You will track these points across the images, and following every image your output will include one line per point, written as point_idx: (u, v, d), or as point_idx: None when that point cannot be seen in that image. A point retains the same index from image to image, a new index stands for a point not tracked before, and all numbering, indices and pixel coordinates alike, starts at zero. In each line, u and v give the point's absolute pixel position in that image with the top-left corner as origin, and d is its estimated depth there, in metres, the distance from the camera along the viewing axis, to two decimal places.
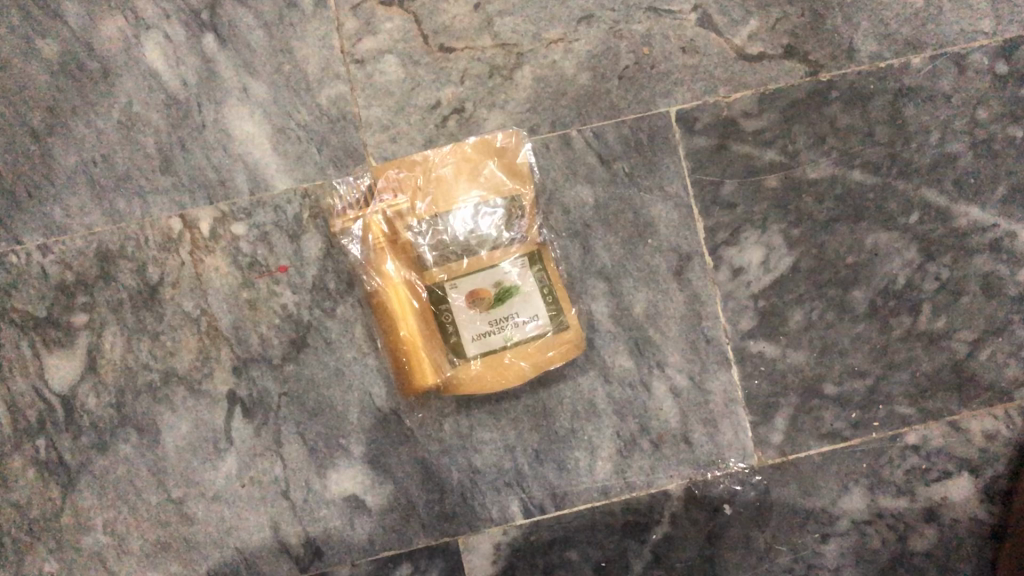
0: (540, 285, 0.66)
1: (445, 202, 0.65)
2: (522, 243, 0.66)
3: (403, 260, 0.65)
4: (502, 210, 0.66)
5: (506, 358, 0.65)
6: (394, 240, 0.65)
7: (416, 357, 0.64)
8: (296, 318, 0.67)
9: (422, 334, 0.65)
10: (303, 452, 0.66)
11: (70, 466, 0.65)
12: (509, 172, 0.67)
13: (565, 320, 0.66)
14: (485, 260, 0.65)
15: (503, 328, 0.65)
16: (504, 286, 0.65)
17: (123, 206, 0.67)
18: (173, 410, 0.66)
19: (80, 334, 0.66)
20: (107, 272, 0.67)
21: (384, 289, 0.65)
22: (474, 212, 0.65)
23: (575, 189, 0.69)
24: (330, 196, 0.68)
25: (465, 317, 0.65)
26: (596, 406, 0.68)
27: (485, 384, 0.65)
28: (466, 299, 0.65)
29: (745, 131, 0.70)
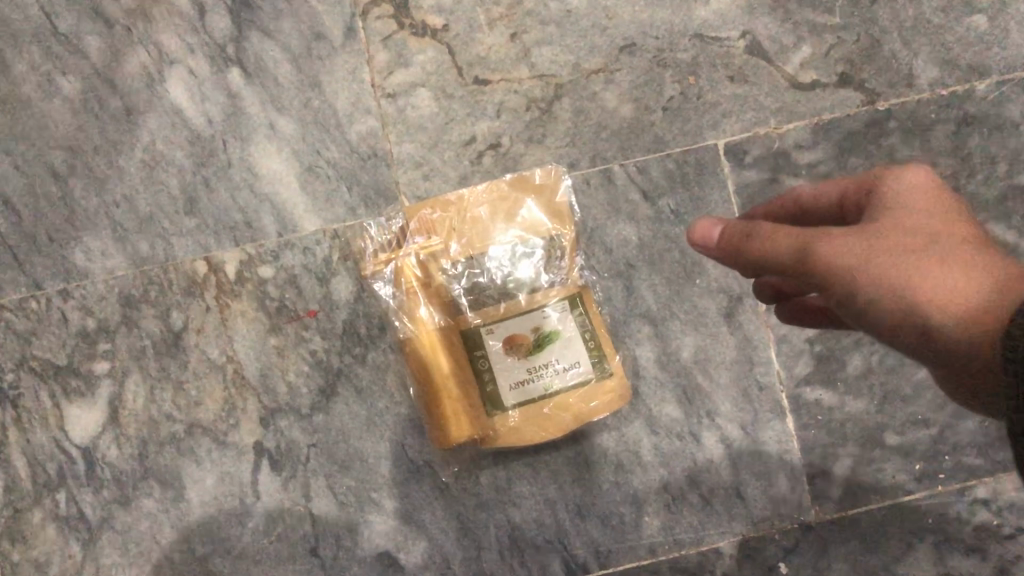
0: (583, 331, 0.62)
1: (480, 244, 0.62)
2: (562, 286, 0.62)
3: (437, 305, 0.61)
4: (541, 251, 0.62)
5: (546, 409, 0.61)
6: (428, 284, 0.61)
7: (449, 408, 0.60)
8: (325, 365, 0.64)
9: (458, 384, 0.60)
10: (333, 506, 0.63)
11: (90, 521, 0.63)
12: (548, 211, 0.63)
13: (610, 368, 0.62)
14: (522, 304, 0.61)
15: (543, 376, 0.61)
16: (543, 332, 0.61)
17: (146, 249, 0.65)
18: (198, 463, 0.63)
19: (102, 383, 0.63)
20: (130, 318, 0.64)
21: (418, 336, 0.61)
22: (512, 253, 0.62)
23: (618, 227, 0.65)
24: (362, 238, 0.64)
25: (501, 365, 0.61)
26: (642, 457, 0.64)
27: (523, 437, 0.61)
28: (504, 346, 0.61)
29: (798, 164, 0.66)
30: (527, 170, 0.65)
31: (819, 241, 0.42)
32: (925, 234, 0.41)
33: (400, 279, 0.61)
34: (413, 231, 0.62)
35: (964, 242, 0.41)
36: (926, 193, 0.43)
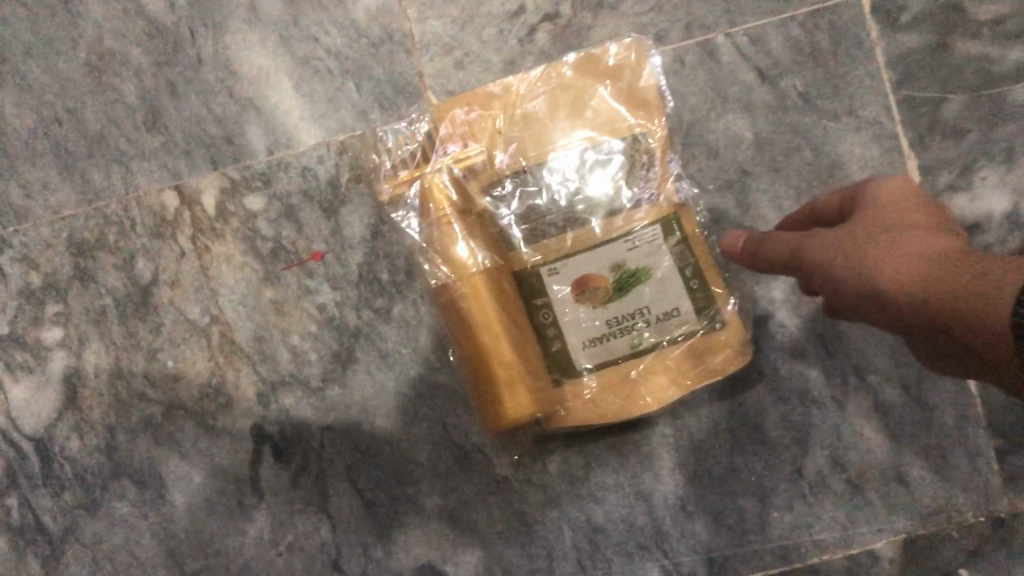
0: (682, 266, 0.45)
1: (535, 151, 0.46)
2: (651, 206, 0.45)
3: (480, 239, 0.44)
4: (620, 158, 0.46)
5: (633, 374, 0.45)
6: (466, 212, 0.45)
7: (500, 380, 0.43)
8: (339, 323, 0.49)
9: (511, 346, 0.43)
10: (357, 507, 0.48)
11: (52, 532, 0.49)
12: (629, 100, 0.46)
13: (721, 317, 0.45)
14: (596, 234, 0.45)
15: (628, 331, 0.45)
16: (626, 270, 0.45)
17: (100, 178, 0.49)
18: (181, 455, 0.49)
19: (54, 356, 0.49)
20: (83, 270, 0.49)
21: (456, 283, 0.43)
22: (581, 163, 0.46)
23: (725, 121, 0.48)
24: (375, 150, 0.48)
25: (570, 317, 0.45)
26: (767, 433, 0.47)
27: (604, 411, 0.45)
28: (573, 291, 0.45)
29: (977, 19, 0.47)
30: (598, 45, 0.47)
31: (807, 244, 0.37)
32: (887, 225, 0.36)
33: (429, 207, 0.44)
34: (446, 138, 0.46)
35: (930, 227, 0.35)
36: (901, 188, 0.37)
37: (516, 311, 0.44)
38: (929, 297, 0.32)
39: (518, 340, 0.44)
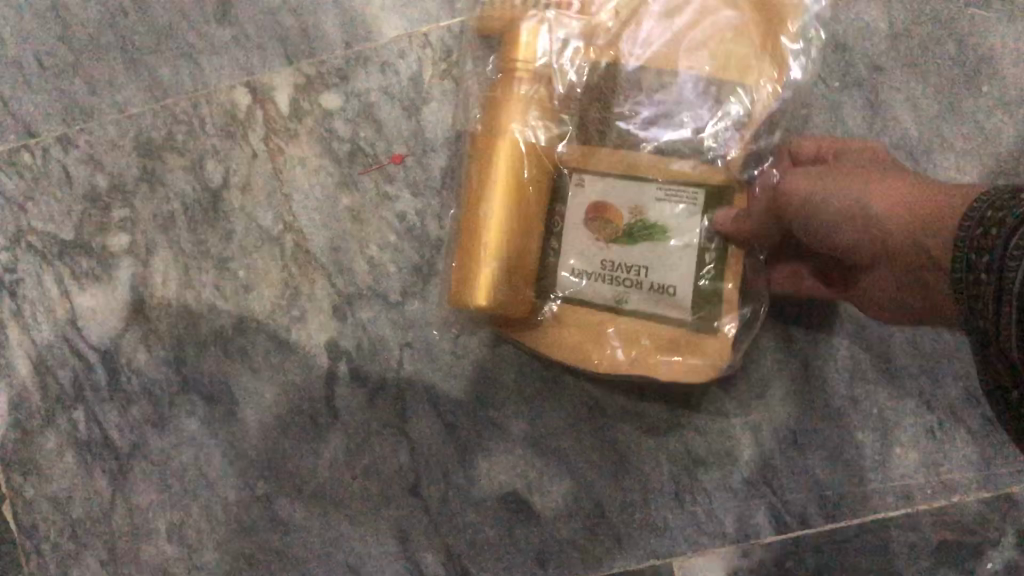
0: (709, 245, 0.39)
1: (631, 47, 0.40)
2: (714, 167, 0.39)
3: (544, 102, 0.39)
4: (708, 96, 0.39)
5: (600, 320, 0.40)
6: (547, 75, 0.39)
7: (484, 241, 0.38)
8: (421, 232, 0.45)
9: (513, 221, 0.38)
10: (438, 431, 0.45)
11: (118, 448, 0.46)
12: (760, 49, 0.39)
13: (718, 326, 0.39)
14: (638, 161, 0.39)
15: (617, 277, 0.40)
16: (655, 220, 0.39)
17: (166, 74, 0.46)
18: (252, 371, 0.46)
19: (120, 264, 0.46)
20: (151, 173, 0.46)
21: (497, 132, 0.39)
22: (654, 81, 0.40)
23: (858, 7, 0.43)
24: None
25: (569, 239, 0.40)
26: (892, 362, 0.43)
27: (559, 348, 0.41)
28: (584, 210, 0.40)
29: None
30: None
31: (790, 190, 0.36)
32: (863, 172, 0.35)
33: (509, 48, 0.39)
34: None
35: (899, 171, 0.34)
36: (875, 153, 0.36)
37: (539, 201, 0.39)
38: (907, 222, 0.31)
39: (525, 223, 0.39)
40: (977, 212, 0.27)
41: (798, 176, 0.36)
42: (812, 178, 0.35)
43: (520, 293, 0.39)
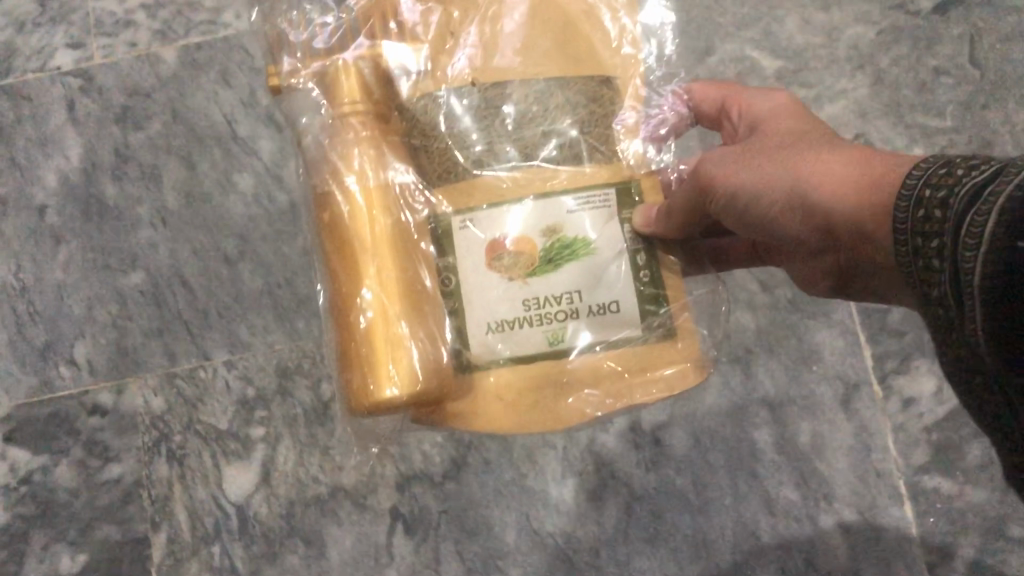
0: (634, 245, 0.45)
1: (481, 62, 0.45)
2: (608, 166, 0.46)
3: (396, 146, 0.45)
4: (572, 95, 0.45)
5: (551, 373, 0.45)
6: (381, 114, 0.45)
7: (378, 361, 0.42)
8: (458, 436, 0.69)
9: (400, 303, 0.43)
10: (460, 571, 0.67)
11: (240, 574, 0.68)
12: (598, 36, 0.47)
13: (675, 326, 0.45)
14: (506, 186, 0.45)
15: (552, 318, 0.44)
16: (562, 242, 0.44)
17: (302, 326, 0.72)
18: (339, 524, 0.68)
19: (257, 447, 0.70)
20: (285, 388, 0.71)
21: (359, 209, 0.43)
22: (517, 94, 0.45)
23: (735, 316, 0.70)
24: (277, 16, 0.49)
25: (483, 293, 0.45)
26: (760, 539, 0.66)
27: (520, 419, 0.45)
28: (483, 257, 0.44)
29: None
30: None
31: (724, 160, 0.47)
32: (788, 140, 0.46)
33: (338, 109, 0.45)
34: (371, 21, 0.47)
35: (816, 139, 0.46)
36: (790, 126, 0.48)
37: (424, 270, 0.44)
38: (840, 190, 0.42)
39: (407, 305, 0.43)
40: (916, 189, 0.36)
41: (721, 162, 0.47)
42: (739, 159, 0.46)
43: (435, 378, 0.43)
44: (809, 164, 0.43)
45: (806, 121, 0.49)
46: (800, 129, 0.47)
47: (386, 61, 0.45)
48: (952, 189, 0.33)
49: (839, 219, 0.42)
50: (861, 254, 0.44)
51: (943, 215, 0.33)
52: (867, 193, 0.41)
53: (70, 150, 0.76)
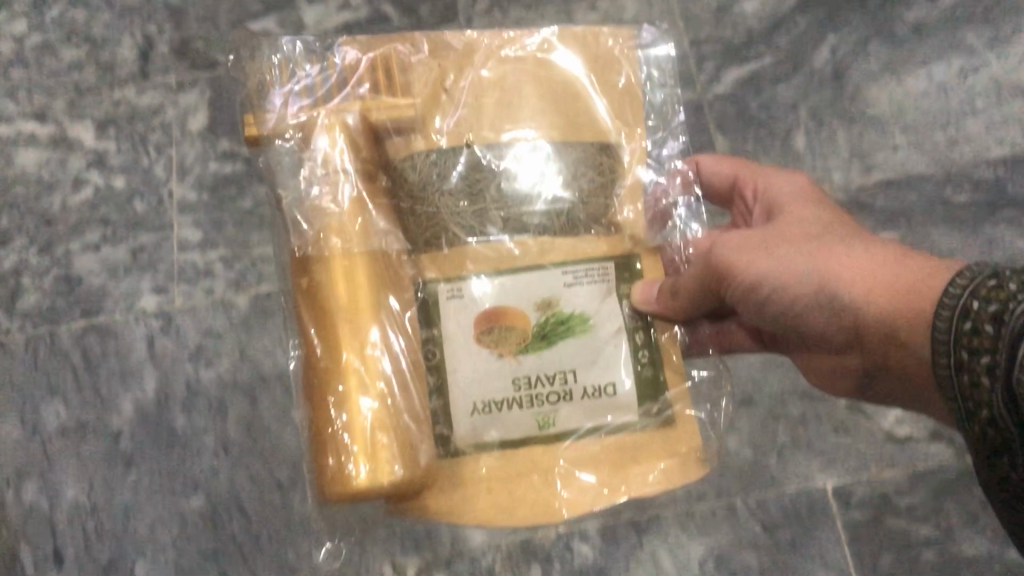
0: (636, 324, 0.68)
1: (472, 130, 0.69)
2: (608, 241, 0.69)
3: (382, 205, 0.66)
4: (562, 156, 0.69)
5: (541, 447, 0.66)
6: (371, 174, 0.66)
7: (359, 426, 0.59)
8: None
9: (375, 391, 0.61)
10: None
11: None
12: (582, 104, 0.71)
13: (673, 417, 0.67)
14: (496, 257, 0.67)
15: (544, 402, 0.66)
16: (546, 321, 0.66)
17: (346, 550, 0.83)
18: None
19: None
20: None
21: (338, 290, 0.62)
22: (513, 149, 0.69)
23: (741, 555, 0.86)
24: (268, 72, 0.70)
25: (482, 361, 0.66)
26: None
27: (508, 511, 0.65)
28: (477, 331, 0.66)
29: (897, 505, 0.87)
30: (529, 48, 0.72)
31: (760, 254, 0.65)
32: (814, 239, 0.65)
33: (330, 168, 0.64)
34: (374, 74, 0.70)
35: (838, 241, 0.64)
36: (812, 228, 0.66)
37: (403, 352, 0.63)
38: (869, 293, 0.60)
39: (381, 386, 0.61)
40: (960, 303, 0.51)
41: (748, 253, 0.66)
42: (763, 249, 0.66)
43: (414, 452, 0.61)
44: (836, 258, 0.62)
45: (823, 224, 0.67)
46: (818, 228, 0.66)
47: (372, 113, 0.67)
48: (1004, 305, 0.47)
49: (865, 311, 0.60)
50: (881, 354, 0.61)
51: (997, 330, 0.47)
52: (898, 284, 0.58)
53: (146, 383, 0.89)
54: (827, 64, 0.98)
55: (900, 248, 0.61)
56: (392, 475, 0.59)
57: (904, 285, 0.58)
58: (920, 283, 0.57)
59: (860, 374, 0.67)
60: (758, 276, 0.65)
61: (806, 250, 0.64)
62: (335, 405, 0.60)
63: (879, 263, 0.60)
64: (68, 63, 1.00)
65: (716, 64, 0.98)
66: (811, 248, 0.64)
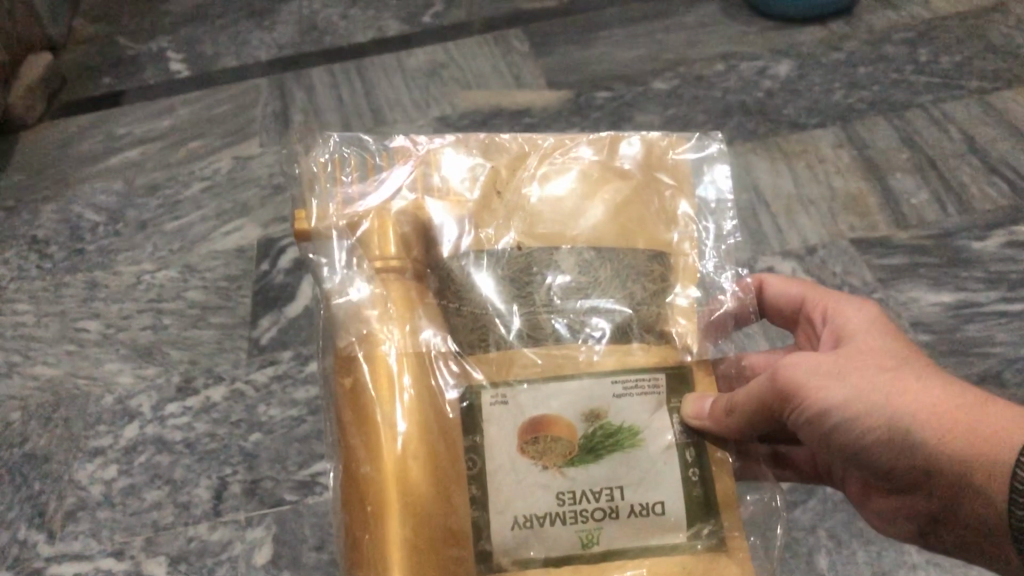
0: (687, 441, 0.64)
1: (516, 229, 0.68)
2: (656, 353, 0.64)
3: (429, 307, 0.65)
4: (613, 269, 0.66)
5: (586, 565, 0.61)
6: (420, 268, 0.66)
7: (393, 538, 0.58)
8: None
9: (418, 486, 0.59)
10: None
11: None
12: (655, 202, 0.70)
13: (726, 539, 0.62)
14: (539, 368, 0.63)
15: (587, 516, 0.61)
16: (591, 431, 0.61)
17: None
18: None
19: None
20: None
21: (375, 369, 0.62)
22: (569, 263, 0.66)
23: None
24: (319, 170, 0.74)
25: (520, 472, 0.61)
26: None
27: None
28: (519, 440, 0.61)
29: None
30: (615, 155, 0.73)
31: (834, 381, 0.67)
32: (886, 363, 0.68)
33: (386, 263, 0.65)
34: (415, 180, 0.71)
35: (909, 367, 0.68)
36: (871, 349, 0.70)
37: (442, 453, 0.60)
38: (945, 432, 0.64)
39: (417, 501, 0.59)
40: None
41: (816, 380, 0.68)
42: (832, 375, 0.68)
43: (462, 572, 0.59)
44: (914, 391, 0.66)
45: (873, 337, 0.72)
46: (878, 346, 0.71)
47: (424, 211, 0.68)
48: None
49: (937, 453, 0.65)
50: (936, 484, 0.67)
51: None
52: (976, 431, 0.63)
53: None
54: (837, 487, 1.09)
55: (979, 392, 0.66)
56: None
57: (996, 430, 0.63)
58: (1006, 432, 0.63)
59: (890, 475, 0.70)
60: (823, 403, 0.67)
61: (880, 377, 0.67)
62: (374, 516, 0.59)
63: (970, 403, 0.65)
64: (150, 502, 1.13)
65: None
66: (884, 377, 0.67)
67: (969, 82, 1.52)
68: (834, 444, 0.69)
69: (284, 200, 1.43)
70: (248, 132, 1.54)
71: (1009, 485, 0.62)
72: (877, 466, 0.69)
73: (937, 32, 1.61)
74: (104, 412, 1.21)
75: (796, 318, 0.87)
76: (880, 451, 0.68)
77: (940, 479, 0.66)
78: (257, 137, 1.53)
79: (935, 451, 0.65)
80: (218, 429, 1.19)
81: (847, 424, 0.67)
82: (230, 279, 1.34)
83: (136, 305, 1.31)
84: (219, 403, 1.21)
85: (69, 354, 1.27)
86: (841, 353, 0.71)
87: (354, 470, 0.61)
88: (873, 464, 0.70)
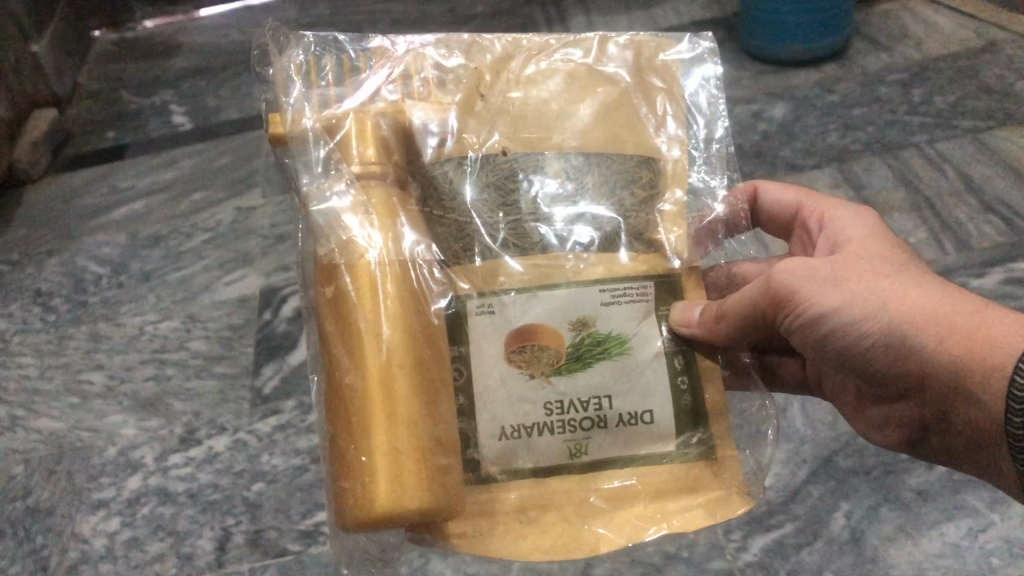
0: (672, 351, 0.71)
1: (507, 138, 0.74)
2: (642, 261, 0.72)
3: (416, 223, 0.69)
4: (604, 169, 0.74)
5: (574, 474, 0.69)
6: (402, 185, 0.70)
7: (381, 447, 0.61)
8: None
9: (405, 402, 0.62)
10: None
11: None
12: (641, 116, 0.76)
13: (714, 447, 0.71)
14: (517, 277, 0.70)
15: (576, 426, 0.69)
16: (575, 343, 0.69)
17: None
18: None
19: None
20: None
21: (356, 282, 0.65)
22: (554, 164, 0.73)
23: None
24: (295, 74, 0.76)
25: (514, 381, 0.69)
26: None
27: (529, 539, 0.68)
28: (506, 349, 0.69)
29: None
30: (604, 60, 0.78)
31: (832, 288, 0.71)
32: (887, 272, 0.71)
33: (358, 179, 0.68)
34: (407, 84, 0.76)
35: (910, 277, 0.70)
36: (874, 257, 0.73)
37: (429, 370, 0.64)
38: (939, 337, 0.67)
39: (405, 412, 0.62)
40: None
41: (814, 287, 0.71)
42: (829, 282, 0.71)
43: (449, 481, 0.63)
44: (909, 295, 0.69)
45: (875, 245, 0.75)
46: (879, 256, 0.73)
47: (407, 116, 0.73)
48: None
49: (931, 356, 0.67)
50: (932, 389, 0.69)
51: None
52: (970, 337, 0.66)
53: None
54: (843, 529, 1.09)
55: (981, 300, 0.68)
56: (416, 497, 0.60)
57: (994, 336, 0.65)
58: (1001, 338, 0.65)
59: (887, 380, 0.73)
60: (821, 310, 0.71)
61: (877, 285, 0.70)
62: (361, 425, 0.62)
63: (968, 310, 0.67)
64: (153, 555, 1.13)
65: (743, 532, 1.09)
66: (881, 284, 0.70)
67: (962, 121, 1.53)
68: (830, 348, 0.73)
69: (286, 249, 1.45)
70: (250, 182, 1.56)
71: (1005, 385, 0.63)
72: (873, 370, 0.72)
73: (929, 72, 1.63)
74: (107, 464, 1.21)
75: (792, 226, 0.89)
76: (876, 356, 0.71)
77: (933, 381, 0.69)
78: (259, 188, 1.55)
79: (929, 355, 0.67)
80: (221, 479, 1.19)
81: (844, 328, 0.71)
82: (233, 328, 1.35)
83: (139, 356, 1.32)
84: (222, 452, 1.21)
85: (72, 406, 1.27)
86: (841, 259, 0.73)
87: (339, 381, 0.64)
88: (870, 368, 0.73)
